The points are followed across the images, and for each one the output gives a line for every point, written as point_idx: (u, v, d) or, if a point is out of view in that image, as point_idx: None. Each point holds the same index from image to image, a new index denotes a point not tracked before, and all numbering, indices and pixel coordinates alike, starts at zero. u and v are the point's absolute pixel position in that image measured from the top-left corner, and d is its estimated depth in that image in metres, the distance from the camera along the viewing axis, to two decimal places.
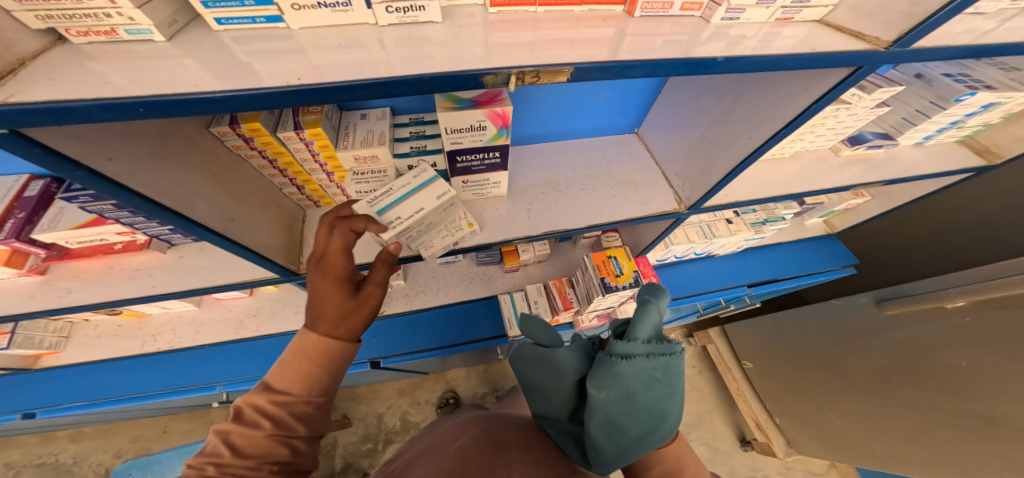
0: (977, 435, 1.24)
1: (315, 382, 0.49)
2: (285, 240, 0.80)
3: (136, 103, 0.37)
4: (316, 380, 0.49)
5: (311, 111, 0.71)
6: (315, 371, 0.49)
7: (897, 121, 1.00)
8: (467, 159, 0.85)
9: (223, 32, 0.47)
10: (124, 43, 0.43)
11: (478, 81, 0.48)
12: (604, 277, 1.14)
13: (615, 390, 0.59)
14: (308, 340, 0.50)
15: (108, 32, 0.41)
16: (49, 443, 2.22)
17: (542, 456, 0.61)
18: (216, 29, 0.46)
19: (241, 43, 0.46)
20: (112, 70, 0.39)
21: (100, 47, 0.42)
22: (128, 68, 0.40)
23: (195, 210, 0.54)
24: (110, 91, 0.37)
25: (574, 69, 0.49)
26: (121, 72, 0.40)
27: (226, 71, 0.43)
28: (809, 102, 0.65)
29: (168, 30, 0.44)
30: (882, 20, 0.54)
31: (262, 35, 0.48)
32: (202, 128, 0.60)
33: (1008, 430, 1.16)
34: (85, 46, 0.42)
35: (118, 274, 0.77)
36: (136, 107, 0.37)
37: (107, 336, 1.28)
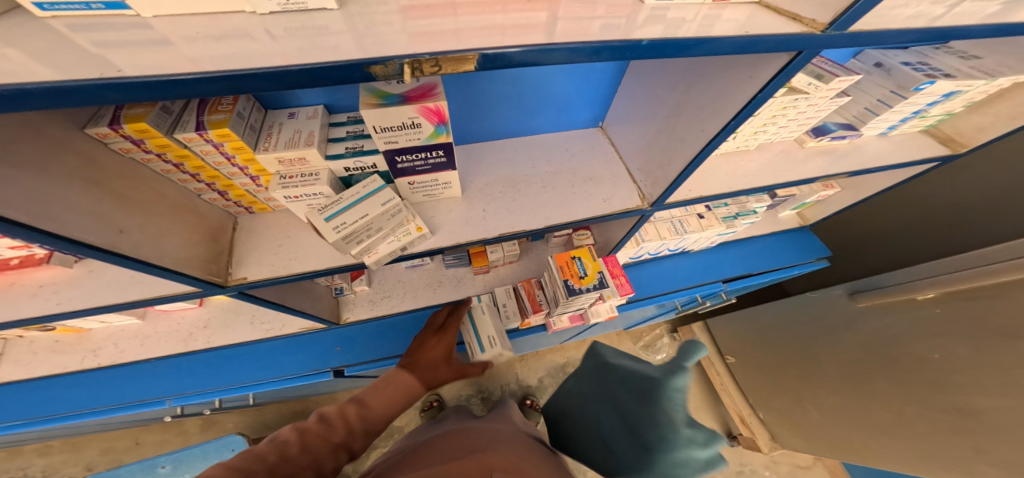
0: (949, 427, 1.23)
1: None
2: (204, 249, 0.73)
3: None
4: None
5: (219, 110, 0.65)
6: None
7: (859, 111, 0.96)
8: (408, 159, 0.79)
9: (53, 20, 0.40)
10: None
11: (365, 72, 0.42)
12: (568, 279, 1.10)
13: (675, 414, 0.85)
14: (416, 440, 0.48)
15: None
16: (15, 458, 2.15)
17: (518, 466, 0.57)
18: (41, 16, 0.40)
19: (83, 33, 0.40)
20: None
21: None
22: None
23: (64, 223, 0.48)
24: None
25: (479, 55, 0.44)
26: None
27: (55, 64, 0.36)
28: (755, 91, 0.60)
29: None
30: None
31: (103, 25, 0.41)
32: (75, 130, 0.53)
33: (981, 422, 1.14)
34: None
35: (21, 291, 0.70)
36: None
37: (44, 352, 1.22)
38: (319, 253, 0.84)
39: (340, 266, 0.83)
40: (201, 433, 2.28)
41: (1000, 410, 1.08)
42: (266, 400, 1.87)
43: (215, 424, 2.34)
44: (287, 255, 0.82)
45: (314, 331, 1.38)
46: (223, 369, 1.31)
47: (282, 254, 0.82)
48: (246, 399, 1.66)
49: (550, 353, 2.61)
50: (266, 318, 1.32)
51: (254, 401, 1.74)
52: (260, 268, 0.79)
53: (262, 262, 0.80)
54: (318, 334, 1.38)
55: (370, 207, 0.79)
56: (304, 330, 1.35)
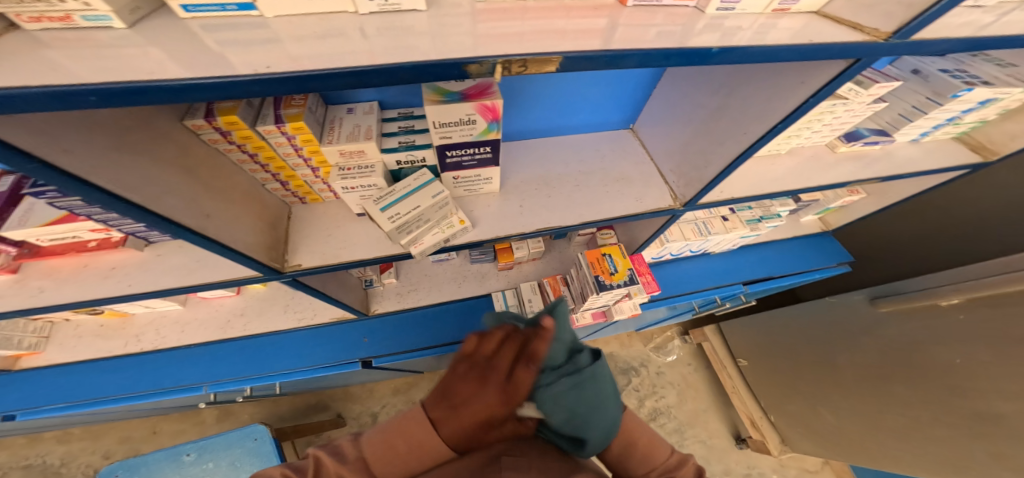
0: (969, 431, 1.25)
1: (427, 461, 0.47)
2: (268, 237, 0.77)
3: (90, 92, 0.35)
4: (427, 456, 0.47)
5: (293, 104, 0.70)
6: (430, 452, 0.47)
7: (893, 117, 1.00)
8: (457, 154, 0.83)
9: (191, 20, 0.45)
10: (83, 31, 0.40)
11: (462, 70, 0.46)
12: (599, 275, 1.12)
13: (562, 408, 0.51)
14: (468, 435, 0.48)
15: (64, 19, 0.39)
16: (35, 445, 2.19)
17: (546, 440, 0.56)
18: (183, 17, 0.44)
19: (211, 32, 0.44)
20: (65, 58, 0.37)
21: (56, 34, 0.39)
22: (83, 56, 0.38)
23: (162, 205, 0.51)
24: (59, 78, 0.34)
25: (563, 57, 0.47)
26: (75, 60, 0.37)
27: (189, 59, 0.40)
28: (806, 96, 0.63)
29: (129, 17, 0.42)
30: (883, 11, 0.52)
31: (232, 24, 0.45)
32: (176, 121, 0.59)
33: (1002, 427, 1.16)
34: (39, 32, 0.40)
35: (94, 273, 0.74)
36: (91, 95, 0.35)
37: (89, 336, 1.28)
38: (368, 243, 0.87)
39: (387, 256, 0.85)
40: (217, 424, 2.32)
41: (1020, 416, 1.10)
42: (287, 390, 1.91)
43: (231, 415, 2.37)
44: (337, 245, 0.85)
45: (343, 322, 1.41)
46: (254, 358, 1.34)
47: (333, 243, 0.86)
48: (270, 388, 1.70)
49: None
50: (299, 307, 1.38)
51: (277, 391, 1.78)
52: (313, 256, 0.82)
53: (315, 250, 0.83)
54: (347, 325, 1.41)
55: (421, 199, 0.82)
56: (333, 321, 1.39)
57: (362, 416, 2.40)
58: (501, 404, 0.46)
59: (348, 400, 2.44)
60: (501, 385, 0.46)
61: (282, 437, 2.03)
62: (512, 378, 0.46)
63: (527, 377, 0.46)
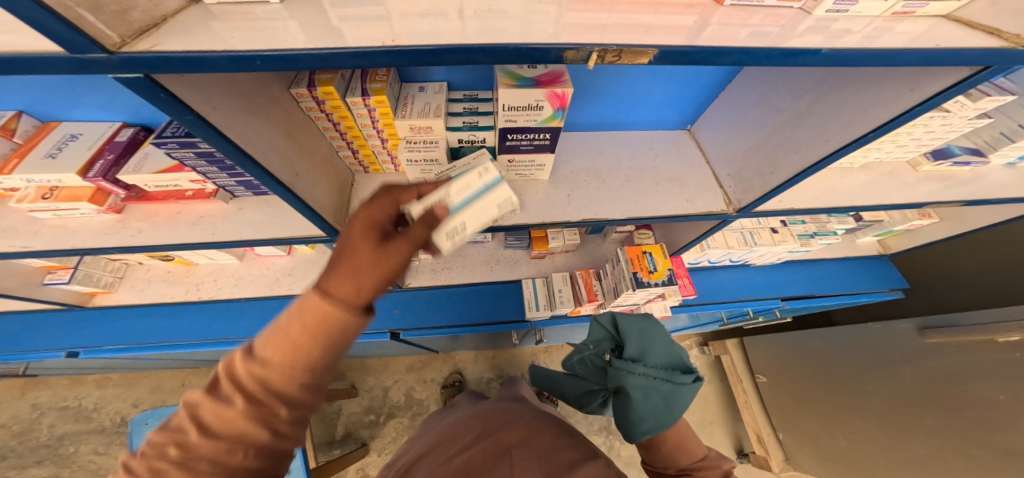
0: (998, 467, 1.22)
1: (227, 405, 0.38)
2: (335, 200, 0.83)
3: (257, 56, 0.39)
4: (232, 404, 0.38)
5: (377, 79, 0.74)
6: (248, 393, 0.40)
7: (993, 136, 0.94)
8: (516, 138, 0.85)
9: (332, 10, 0.46)
10: (245, 6, 0.44)
11: (558, 56, 0.47)
12: (637, 271, 1.13)
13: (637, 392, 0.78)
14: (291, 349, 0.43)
15: None
16: (75, 387, 2.44)
17: (544, 450, 0.68)
18: None
19: (350, 24, 0.46)
20: (227, 28, 0.41)
21: (223, 7, 0.43)
22: (239, 28, 0.42)
23: (271, 161, 0.57)
24: (218, 43, 0.38)
25: (659, 50, 0.48)
26: (233, 30, 0.41)
27: (317, 31, 0.44)
28: (912, 104, 0.61)
29: None
30: None
31: (370, 19, 0.47)
32: (284, 89, 0.64)
33: None
34: (213, 6, 0.43)
35: (184, 220, 0.82)
36: (257, 59, 0.39)
37: (157, 280, 1.41)
38: None
39: None
40: None
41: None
42: None
43: None
44: None
45: (377, 293, 1.49)
46: None
47: None
48: None
49: None
50: None
51: None
52: None
53: None
54: (379, 296, 1.49)
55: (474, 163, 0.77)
56: None
57: (374, 389, 2.54)
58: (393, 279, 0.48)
59: (363, 372, 2.58)
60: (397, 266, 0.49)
61: None
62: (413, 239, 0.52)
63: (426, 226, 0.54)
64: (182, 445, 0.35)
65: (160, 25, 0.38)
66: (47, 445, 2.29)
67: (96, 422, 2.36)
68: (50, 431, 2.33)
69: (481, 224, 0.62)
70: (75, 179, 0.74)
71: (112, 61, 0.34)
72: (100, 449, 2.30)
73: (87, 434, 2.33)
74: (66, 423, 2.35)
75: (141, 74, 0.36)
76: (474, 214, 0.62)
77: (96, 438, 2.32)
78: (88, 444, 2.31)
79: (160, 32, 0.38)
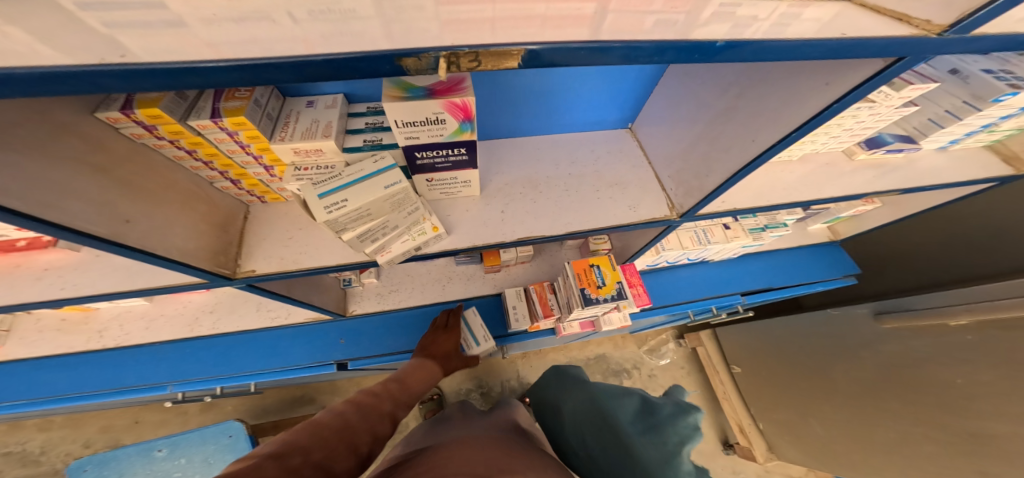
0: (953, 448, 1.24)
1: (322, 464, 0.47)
2: (214, 240, 0.71)
3: None
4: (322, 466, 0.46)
5: (236, 96, 0.61)
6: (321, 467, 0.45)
7: (921, 121, 0.92)
8: (428, 156, 0.75)
9: None
10: None
11: (395, 65, 0.38)
12: (584, 288, 1.06)
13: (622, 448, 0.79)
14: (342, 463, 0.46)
15: None
16: (16, 433, 2.19)
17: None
18: None
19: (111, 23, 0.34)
20: None
21: None
22: None
23: (63, 212, 0.45)
24: None
25: (526, 50, 0.39)
26: None
27: (65, 38, 0.32)
28: (829, 100, 0.55)
29: None
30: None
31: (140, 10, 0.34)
32: (85, 114, 0.49)
33: (995, 448, 1.13)
34: None
35: (26, 274, 0.68)
36: None
37: (50, 331, 1.23)
38: (330, 248, 0.80)
39: (351, 264, 0.79)
40: (200, 415, 2.32)
41: (1014, 437, 1.07)
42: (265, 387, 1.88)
43: (215, 406, 2.37)
44: (297, 249, 0.79)
45: (318, 323, 1.36)
46: (224, 357, 1.30)
47: (293, 246, 0.79)
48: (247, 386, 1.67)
49: (553, 353, 2.57)
50: (272, 307, 1.33)
51: (255, 389, 1.75)
52: (270, 261, 0.76)
53: (271, 256, 0.77)
54: (321, 325, 1.36)
55: (367, 191, 0.68)
56: (309, 321, 1.35)
57: None
58: None
59: (334, 393, 2.43)
60: None
61: (261, 433, 1.97)
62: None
63: None
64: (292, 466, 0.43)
65: None
66: None
67: (46, 465, 2.13)
68: None
69: (359, 201, 0.66)
70: None
71: None
72: None
73: None
74: (14, 468, 2.11)
75: None
76: (360, 194, 0.67)
77: None
78: None
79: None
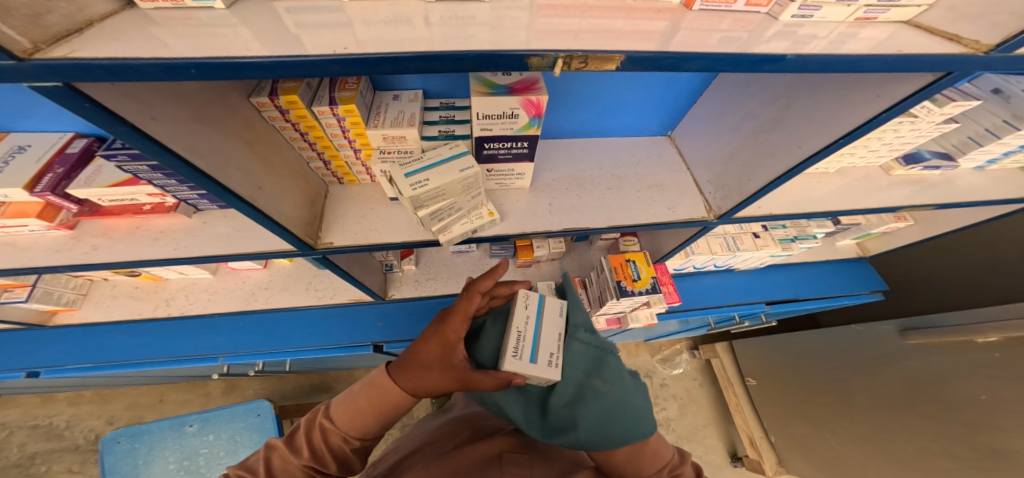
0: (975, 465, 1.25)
1: (358, 424, 0.55)
2: (306, 213, 0.80)
3: (192, 65, 0.36)
4: (361, 422, 0.55)
5: (347, 88, 0.72)
6: (366, 412, 0.56)
7: (961, 139, 0.97)
8: (494, 147, 0.83)
9: (289, 19, 0.44)
10: (188, 11, 0.42)
11: (523, 63, 0.46)
12: (621, 280, 1.13)
13: (614, 387, 0.63)
14: (380, 382, 0.57)
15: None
16: (47, 405, 2.31)
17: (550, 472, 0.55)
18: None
19: (306, 30, 0.43)
20: (169, 36, 0.38)
21: (164, 13, 0.41)
22: (183, 35, 0.39)
23: (226, 175, 0.54)
24: (165, 53, 0.36)
25: (626, 56, 0.47)
26: (177, 37, 0.38)
27: (274, 38, 0.41)
28: (879, 110, 0.61)
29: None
30: (988, 22, 0.49)
31: (328, 26, 0.44)
32: (244, 97, 0.63)
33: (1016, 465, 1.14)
34: (151, 11, 0.41)
35: (144, 235, 0.78)
36: (192, 68, 0.36)
37: (123, 296, 1.35)
38: (397, 228, 0.88)
39: (416, 241, 0.87)
40: (223, 397, 2.41)
41: None
42: (295, 369, 1.96)
43: (236, 389, 2.46)
44: (368, 226, 0.87)
45: (360, 305, 1.45)
46: (271, 333, 1.39)
47: (365, 224, 0.87)
48: (283, 365, 1.76)
49: None
50: (320, 286, 1.42)
51: (287, 368, 1.84)
52: (346, 236, 0.84)
53: (347, 231, 0.85)
54: (362, 307, 1.45)
55: (446, 172, 0.75)
56: (352, 302, 1.43)
57: None
58: (438, 346, 0.59)
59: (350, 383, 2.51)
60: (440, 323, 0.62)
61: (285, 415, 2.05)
62: (450, 313, 0.62)
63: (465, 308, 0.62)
64: (324, 428, 0.55)
65: (85, 30, 0.36)
66: (17, 465, 2.16)
67: (70, 440, 2.24)
68: (20, 450, 2.20)
69: (438, 181, 0.73)
70: (23, 193, 0.70)
71: (22, 68, 0.30)
72: (75, 468, 2.18)
73: (61, 453, 2.21)
74: (38, 441, 2.22)
75: (58, 83, 0.33)
76: (440, 174, 0.74)
77: (70, 456, 2.20)
78: (61, 462, 2.18)
79: (84, 37, 0.35)
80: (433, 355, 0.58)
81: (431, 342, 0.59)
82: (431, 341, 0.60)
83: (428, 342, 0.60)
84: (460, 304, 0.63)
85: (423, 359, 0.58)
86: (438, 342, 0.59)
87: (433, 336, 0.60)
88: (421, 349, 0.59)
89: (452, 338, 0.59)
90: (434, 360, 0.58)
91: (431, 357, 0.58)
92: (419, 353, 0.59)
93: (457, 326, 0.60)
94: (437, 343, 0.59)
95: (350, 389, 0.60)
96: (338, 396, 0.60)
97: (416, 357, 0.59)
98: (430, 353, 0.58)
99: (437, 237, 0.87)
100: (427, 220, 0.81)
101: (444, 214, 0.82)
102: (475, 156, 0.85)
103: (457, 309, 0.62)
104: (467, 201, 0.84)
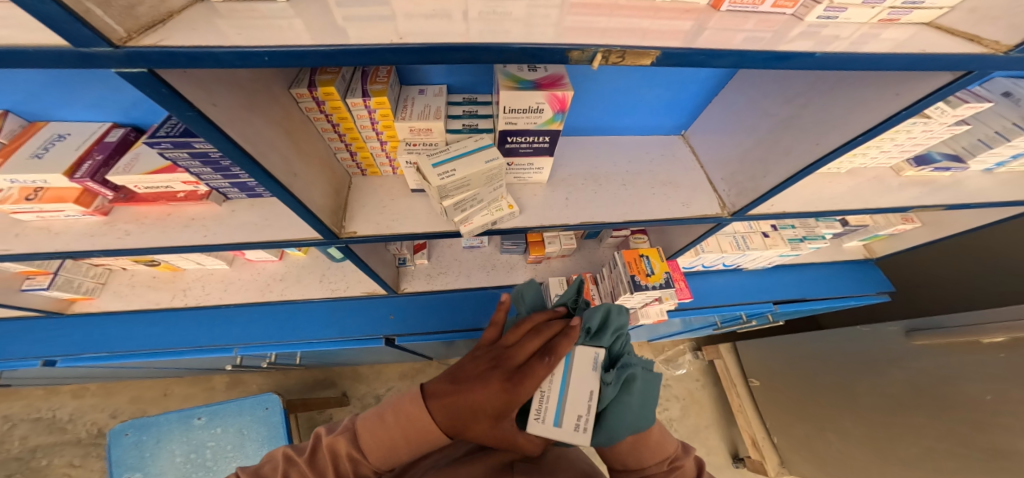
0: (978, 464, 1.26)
1: (392, 456, 0.51)
2: (332, 202, 0.82)
3: (264, 53, 0.38)
4: (396, 455, 0.51)
5: (378, 81, 0.73)
6: (402, 447, 0.50)
7: (970, 143, 0.99)
8: (516, 141, 0.85)
9: (339, 13, 0.46)
10: (247, 3, 0.44)
11: (563, 56, 0.48)
12: (635, 275, 1.14)
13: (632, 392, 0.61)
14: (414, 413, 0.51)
15: None
16: (50, 398, 2.32)
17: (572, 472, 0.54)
18: None
19: (356, 23, 0.45)
20: (231, 27, 0.40)
21: (228, 5, 0.42)
22: (242, 26, 0.41)
23: (269, 161, 0.56)
24: (233, 42, 0.38)
25: (661, 51, 0.48)
26: (238, 29, 0.40)
27: (327, 31, 0.43)
28: (898, 108, 0.63)
29: None
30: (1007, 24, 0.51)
31: (376, 19, 0.46)
32: (284, 88, 0.65)
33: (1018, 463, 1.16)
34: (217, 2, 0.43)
35: (174, 221, 0.80)
36: (265, 55, 0.38)
37: (141, 286, 1.37)
38: (418, 218, 0.90)
39: (438, 232, 0.88)
40: (226, 391, 2.42)
41: None
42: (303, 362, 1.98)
43: (241, 383, 2.47)
44: (391, 216, 0.89)
45: (372, 298, 1.46)
46: (284, 324, 1.40)
47: (387, 215, 0.89)
48: (292, 358, 1.77)
49: None
50: (334, 278, 1.44)
51: (296, 361, 1.85)
52: (368, 225, 0.86)
53: (369, 220, 0.87)
54: (374, 301, 1.46)
55: (473, 163, 0.76)
56: (364, 295, 1.44)
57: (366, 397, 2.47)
58: (499, 400, 0.50)
59: (355, 379, 2.52)
60: (508, 374, 0.53)
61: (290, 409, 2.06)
62: (524, 368, 0.54)
63: (541, 370, 0.53)
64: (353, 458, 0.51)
65: (166, 21, 0.38)
66: (18, 458, 2.17)
67: (72, 433, 2.25)
68: (22, 443, 2.21)
69: (466, 171, 0.75)
70: (62, 179, 0.72)
71: (115, 54, 0.32)
72: (75, 462, 2.17)
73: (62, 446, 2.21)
74: (39, 434, 2.23)
75: (143, 69, 0.35)
76: (467, 164, 0.76)
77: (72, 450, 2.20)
78: (62, 456, 2.18)
79: (166, 27, 0.37)
80: (491, 408, 0.50)
81: (490, 390, 0.51)
82: (491, 389, 0.51)
83: (487, 389, 0.51)
84: (538, 365, 0.53)
85: (476, 406, 0.50)
86: (501, 395, 0.51)
87: (495, 389, 0.51)
88: (476, 393, 0.51)
89: (518, 401, 0.51)
90: (489, 414, 0.50)
91: (487, 411, 0.50)
92: (473, 396, 0.50)
93: (530, 392, 0.52)
94: (499, 398, 0.51)
95: (375, 412, 0.53)
96: (361, 418, 0.54)
97: (471, 404, 0.50)
98: (489, 410, 0.50)
99: (459, 227, 0.88)
100: (451, 211, 0.83)
101: (467, 205, 0.84)
102: (499, 151, 0.88)
103: (538, 364, 0.54)
104: (488, 193, 0.85)
